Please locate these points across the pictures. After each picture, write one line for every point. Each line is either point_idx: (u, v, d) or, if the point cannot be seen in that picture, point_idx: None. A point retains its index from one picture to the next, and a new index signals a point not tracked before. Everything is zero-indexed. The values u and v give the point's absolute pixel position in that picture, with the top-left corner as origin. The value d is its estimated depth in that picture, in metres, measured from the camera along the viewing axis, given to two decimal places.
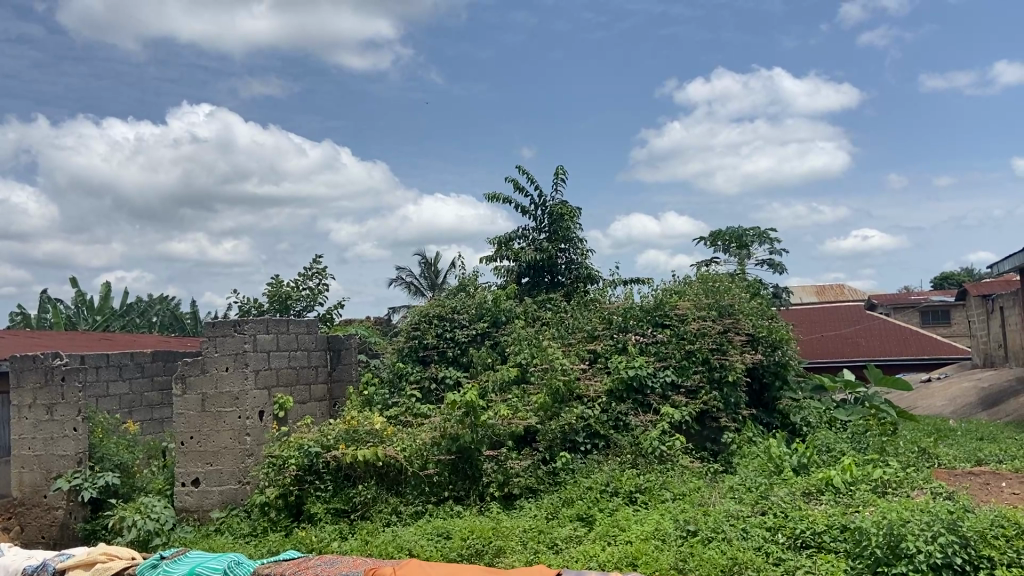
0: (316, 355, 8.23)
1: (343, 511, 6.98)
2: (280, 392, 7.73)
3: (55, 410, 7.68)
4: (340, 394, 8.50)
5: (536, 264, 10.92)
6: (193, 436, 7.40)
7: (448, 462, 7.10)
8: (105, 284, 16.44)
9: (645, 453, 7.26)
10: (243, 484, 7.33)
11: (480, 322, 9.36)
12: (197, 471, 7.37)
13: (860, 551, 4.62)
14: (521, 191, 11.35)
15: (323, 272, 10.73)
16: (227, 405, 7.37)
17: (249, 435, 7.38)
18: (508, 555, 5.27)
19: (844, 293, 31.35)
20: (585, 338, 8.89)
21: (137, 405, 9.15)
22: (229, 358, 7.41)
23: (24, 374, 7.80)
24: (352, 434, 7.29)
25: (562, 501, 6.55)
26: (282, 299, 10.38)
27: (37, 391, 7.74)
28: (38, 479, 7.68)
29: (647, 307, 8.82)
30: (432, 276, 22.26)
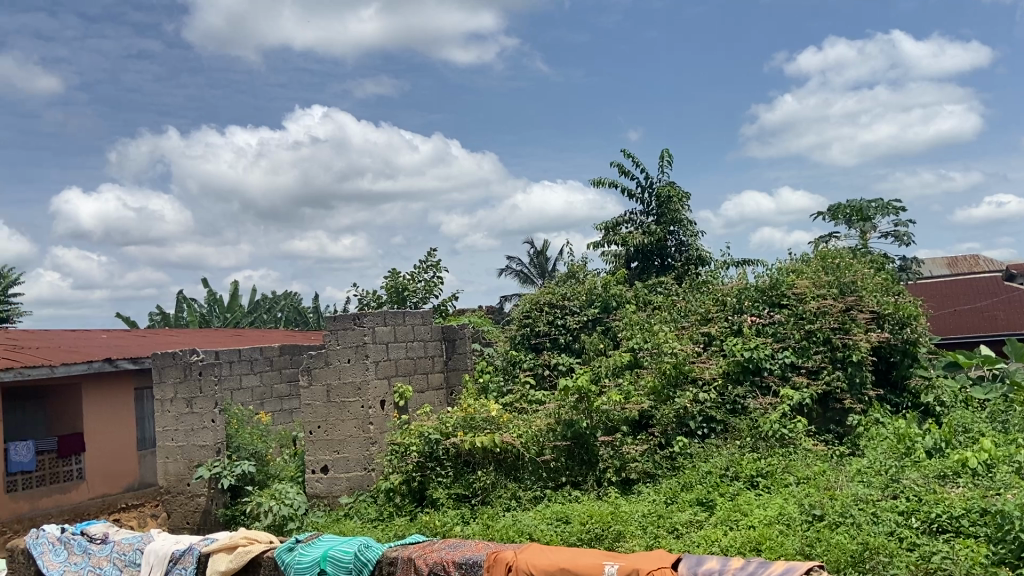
0: (432, 345, 8.43)
1: (465, 496, 7.13)
2: (399, 381, 7.98)
3: (194, 403, 8.25)
4: (456, 383, 8.69)
5: (645, 248, 10.81)
6: (320, 425, 7.80)
7: (564, 448, 7.17)
8: (234, 283, 17.43)
9: (763, 436, 7.09)
10: (369, 471, 7.61)
11: (591, 308, 9.38)
12: (325, 458, 7.75)
13: (1003, 537, 4.38)
14: (627, 175, 11.26)
15: (438, 264, 11.00)
16: (351, 395, 7.68)
17: (372, 423, 7.65)
18: (629, 540, 5.29)
19: (979, 264, 29.47)
20: (699, 320, 8.76)
21: (267, 397, 9.67)
22: (351, 350, 7.72)
23: (165, 370, 8.40)
24: (469, 422, 7.46)
25: (681, 485, 6.49)
26: (399, 291, 10.73)
27: (178, 385, 8.31)
28: (182, 468, 8.28)
29: (763, 288, 8.61)
30: (542, 263, 22.37)
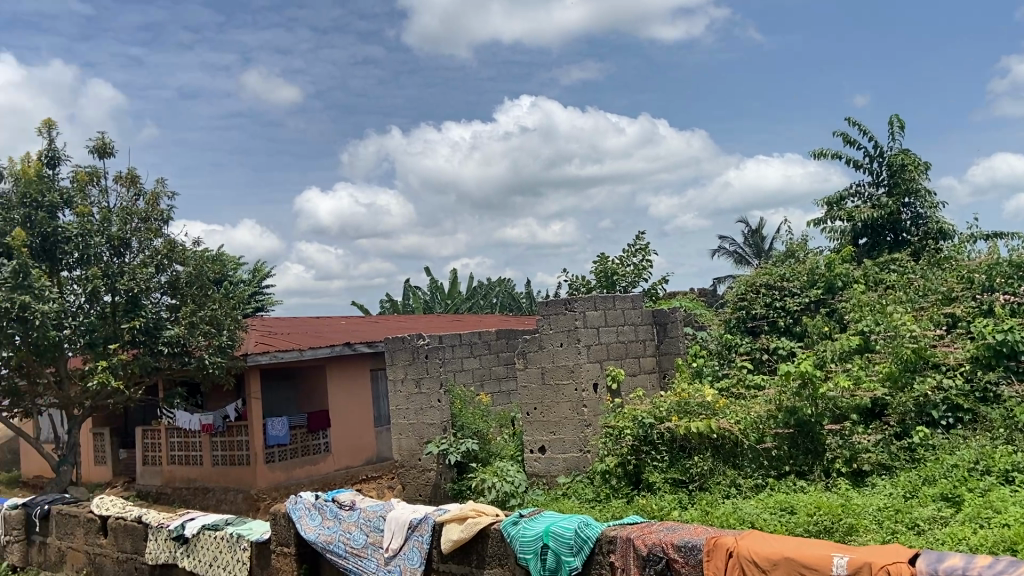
0: (643, 329, 8.42)
1: (682, 481, 7.06)
2: (612, 365, 8.06)
3: (422, 383, 8.91)
4: (668, 366, 8.60)
5: (875, 223, 10.08)
6: (536, 406, 8.10)
7: (788, 435, 6.89)
8: (453, 271, 18.44)
9: (1022, 427, 6.39)
10: (585, 452, 7.79)
11: (813, 289, 8.91)
12: (542, 439, 8.03)
13: None
14: (853, 144, 10.53)
15: (647, 247, 10.93)
16: (565, 377, 7.89)
17: (586, 406, 7.81)
18: (861, 534, 4.99)
19: None
20: (940, 300, 8.02)
21: (487, 378, 10.15)
22: (563, 334, 7.91)
23: (396, 353, 9.17)
24: (683, 407, 7.37)
25: (921, 479, 6.00)
26: (609, 275, 10.81)
27: (407, 367, 9.03)
28: (413, 444, 8.98)
29: (1018, 264, 7.76)
30: (758, 242, 21.46)
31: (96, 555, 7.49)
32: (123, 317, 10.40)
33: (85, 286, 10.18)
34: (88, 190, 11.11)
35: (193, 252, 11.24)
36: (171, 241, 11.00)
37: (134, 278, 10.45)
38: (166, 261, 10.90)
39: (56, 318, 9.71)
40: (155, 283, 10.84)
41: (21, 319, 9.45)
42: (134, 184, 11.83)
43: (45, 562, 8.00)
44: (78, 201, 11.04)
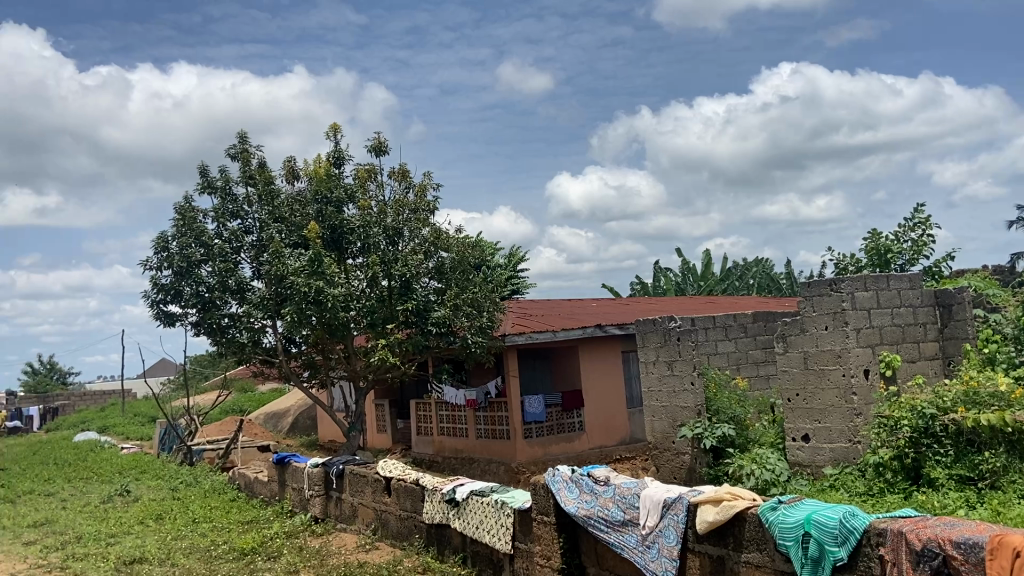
0: (922, 312, 7.83)
1: (971, 479, 6.26)
2: (885, 350, 7.54)
3: (674, 365, 9.13)
4: (954, 352, 7.89)
5: None
6: (799, 393, 7.78)
7: None
8: (706, 253, 18.18)
9: None
10: (855, 443, 7.33)
11: None
12: (806, 427, 7.70)
13: None
14: None
15: (926, 222, 9.98)
16: (831, 363, 7.48)
17: (856, 394, 7.35)
18: None
19: None
20: None
21: (744, 362, 9.86)
22: (828, 317, 7.50)
23: (648, 335, 9.53)
24: (972, 396, 6.60)
25: None
26: (881, 253, 10.03)
27: (659, 349, 9.34)
28: (667, 426, 9.20)
29: None
30: None
31: (381, 511, 8.43)
32: (398, 300, 11.46)
33: (367, 272, 11.40)
34: (367, 186, 12.46)
35: (457, 239, 12.11)
36: (437, 230, 11.96)
37: (407, 265, 11.48)
38: (434, 248, 11.86)
39: (344, 301, 10.98)
40: (424, 268, 11.81)
41: (317, 302, 10.79)
42: (405, 178, 12.99)
43: (341, 514, 9.13)
44: (360, 196, 12.37)
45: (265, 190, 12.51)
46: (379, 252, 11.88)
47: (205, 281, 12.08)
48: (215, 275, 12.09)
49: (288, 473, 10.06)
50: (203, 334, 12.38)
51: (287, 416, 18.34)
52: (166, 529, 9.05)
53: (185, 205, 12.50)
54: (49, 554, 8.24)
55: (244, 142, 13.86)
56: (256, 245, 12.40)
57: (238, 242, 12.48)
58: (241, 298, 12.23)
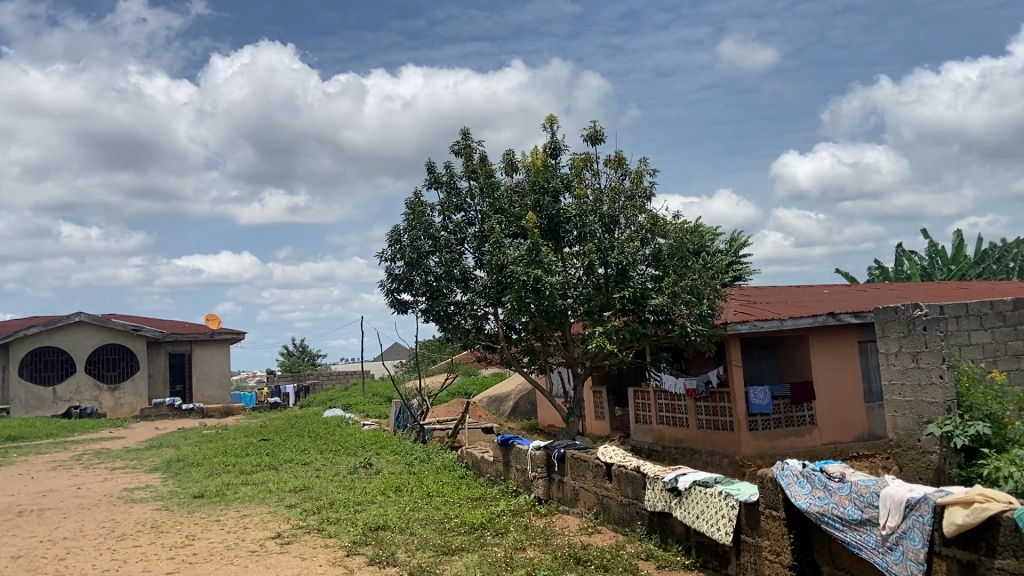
0: None
1: None
2: None
3: (919, 357, 8.39)
4: None
5: None
6: None
7: None
8: (956, 233, 16.53)
9: None
10: None
11: None
12: None
13: None
14: None
15: None
16: None
17: None
18: None
19: None
20: None
21: (1001, 354, 8.90)
22: None
23: (889, 324, 8.78)
24: None
25: None
26: None
27: (902, 340, 8.59)
28: (911, 422, 8.47)
29: None
30: None
31: (603, 496, 8.54)
32: (614, 288, 11.42)
33: (584, 260, 11.54)
34: (583, 174, 12.62)
35: (673, 224, 11.92)
36: (654, 216, 11.84)
37: (623, 252, 11.46)
38: (650, 235, 11.73)
39: (562, 288, 11.19)
40: (641, 255, 11.73)
41: (536, 290, 11.08)
42: (621, 165, 12.97)
43: (564, 497, 9.35)
44: (576, 184, 12.54)
45: (486, 183, 13.06)
46: (595, 239, 11.92)
47: (433, 271, 12.83)
48: (441, 265, 12.81)
49: (512, 455, 10.48)
50: (432, 321, 13.18)
51: (508, 400, 19.05)
52: (404, 500, 9.78)
53: (415, 200, 13.37)
54: (308, 516, 9.21)
55: (466, 138, 14.53)
56: (478, 236, 12.98)
57: (462, 233, 13.14)
58: (465, 286, 12.86)
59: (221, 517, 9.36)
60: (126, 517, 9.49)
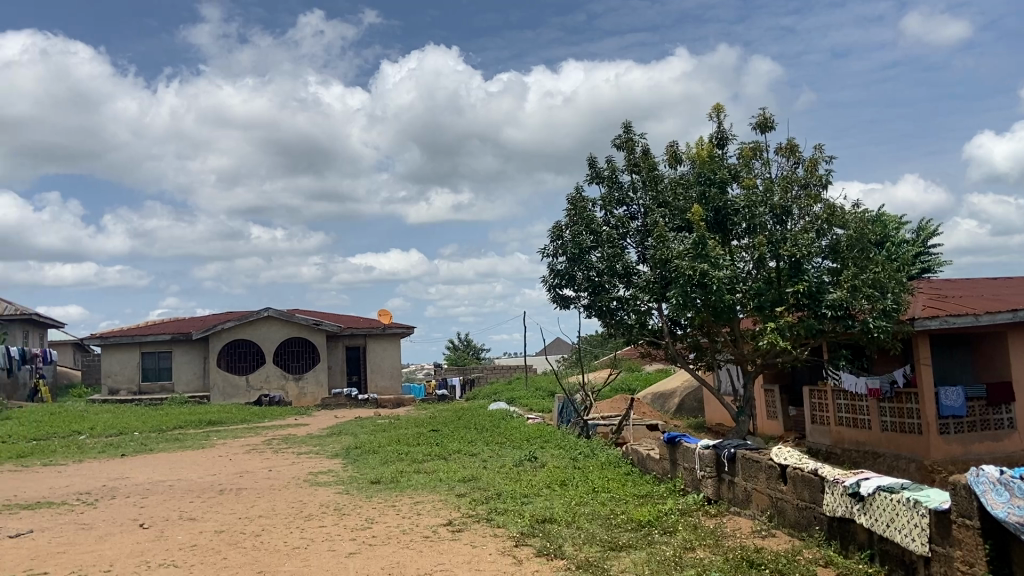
0: None
1: None
2: None
3: None
4: None
5: None
6: None
7: None
8: None
9: None
10: None
11: None
12: None
13: None
14: None
15: None
16: None
17: None
18: None
19: None
20: None
21: None
22: None
23: None
24: None
25: None
26: None
27: None
28: None
29: None
30: None
31: (777, 499, 8.17)
32: (787, 282, 10.95)
33: (753, 253, 11.09)
34: (752, 164, 12.15)
35: (852, 214, 11.24)
36: (830, 206, 11.20)
37: (797, 244, 10.90)
38: (827, 226, 11.19)
39: (730, 283, 10.74)
40: (817, 247, 11.12)
41: (702, 285, 10.77)
42: (794, 153, 12.37)
43: (735, 498, 9.05)
44: (745, 175, 12.09)
45: (649, 176, 12.86)
46: (766, 231, 11.42)
47: (596, 266, 12.78)
48: (604, 260, 12.76)
49: (679, 452, 10.26)
50: (594, 316, 13.15)
51: (674, 397, 18.69)
52: (570, 494, 9.82)
53: (576, 196, 13.38)
54: (478, 506, 9.45)
55: (629, 131, 14.38)
56: (641, 230, 12.80)
57: (625, 228, 13.01)
58: (628, 281, 12.71)
59: (396, 503, 9.80)
60: (312, 499, 10.14)
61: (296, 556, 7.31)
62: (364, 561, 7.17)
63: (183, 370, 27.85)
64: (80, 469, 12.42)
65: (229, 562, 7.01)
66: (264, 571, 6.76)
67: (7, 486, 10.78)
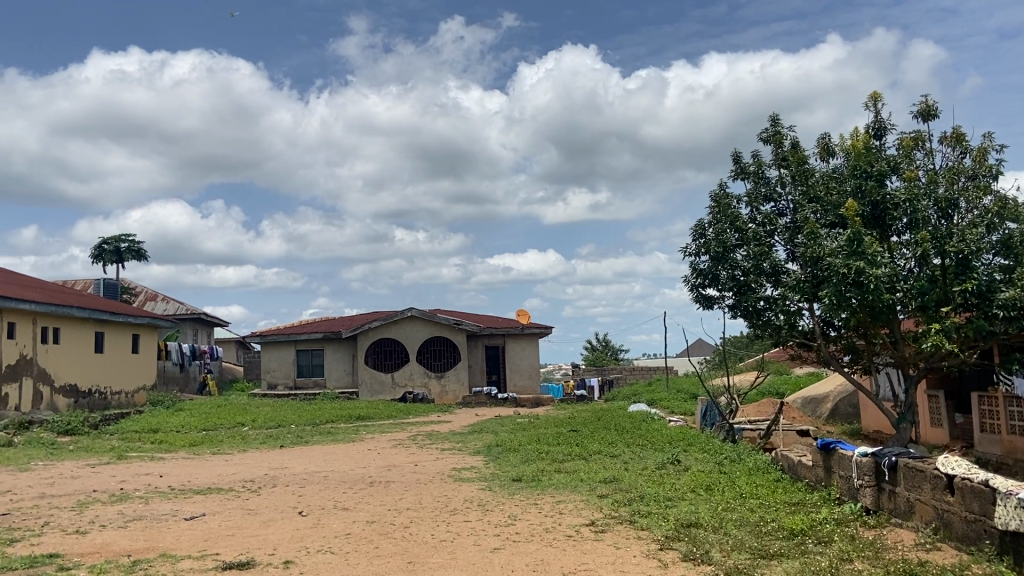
0: None
1: None
2: None
3: None
4: None
5: None
6: None
7: None
8: None
9: None
10: None
11: None
12: None
13: None
14: None
15: None
16: None
17: None
18: None
19: None
20: None
21: None
22: None
23: None
24: None
25: None
26: None
27: None
28: None
29: None
30: None
31: (943, 511, 7.58)
32: (953, 280, 10.15)
33: (915, 250, 10.37)
34: (913, 155, 11.37)
35: None
36: (1003, 198, 10.31)
37: (965, 240, 10.08)
38: (998, 220, 10.20)
39: (889, 282, 10.09)
40: (987, 243, 10.25)
41: (858, 284, 10.17)
42: (961, 142, 11.47)
43: (896, 509, 8.48)
44: (905, 167, 11.33)
45: (799, 171, 12.30)
46: (929, 226, 10.64)
47: (741, 265, 12.34)
48: (750, 258, 12.30)
49: (834, 460, 9.72)
50: (740, 317, 12.70)
51: (826, 402, 17.82)
52: (716, 500, 9.53)
53: (720, 192, 12.99)
54: (621, 507, 9.35)
55: (776, 124, 13.81)
56: (790, 227, 12.26)
57: (773, 225, 12.50)
58: (776, 280, 12.20)
59: (538, 501, 9.85)
60: (456, 494, 10.37)
61: (444, 548, 7.48)
62: (509, 557, 7.24)
63: (334, 367, 29.26)
64: (244, 458, 13.31)
65: (381, 550, 7.28)
66: (413, 561, 6.97)
67: (181, 472, 11.68)
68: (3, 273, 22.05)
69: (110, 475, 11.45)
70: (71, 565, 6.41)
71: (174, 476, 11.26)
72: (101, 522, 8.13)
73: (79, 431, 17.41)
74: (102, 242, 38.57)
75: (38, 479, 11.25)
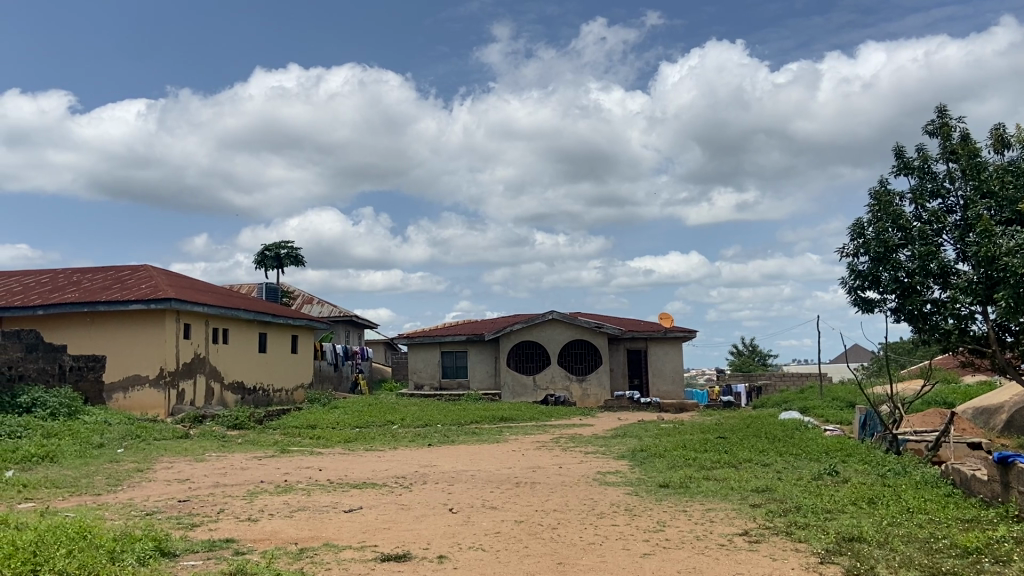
0: None
1: None
2: None
3: None
4: None
5: None
6: None
7: None
8: None
9: None
10: None
11: None
12: None
13: None
14: None
15: None
16: None
17: None
18: None
19: None
20: None
21: None
22: None
23: None
24: None
25: None
26: None
27: None
28: None
29: None
30: None
31: None
32: None
33: None
34: None
35: None
36: None
37: None
38: None
39: None
40: None
41: None
42: None
43: None
44: None
45: (970, 164, 11.38)
46: None
47: (905, 266, 11.57)
48: (915, 259, 11.50)
49: (1013, 475, 8.88)
50: (903, 321, 11.90)
51: (1001, 413, 16.39)
52: (880, 513, 8.95)
53: (881, 189, 12.24)
54: (775, 518, 8.97)
55: (944, 115, 12.86)
56: (961, 225, 11.37)
57: (941, 223, 11.62)
58: (945, 282, 11.33)
59: (687, 508, 9.61)
60: (602, 498, 10.31)
61: (592, 551, 7.43)
62: (659, 563, 7.10)
63: (478, 369, 29.88)
64: (397, 455, 13.80)
65: (531, 550, 7.34)
66: (563, 562, 6.98)
67: (338, 466, 12.26)
68: (180, 278, 24.04)
69: (276, 468, 12.20)
70: (244, 550, 6.86)
71: (333, 470, 11.83)
72: (270, 512, 8.65)
73: (246, 425, 18.66)
74: (264, 250, 41.33)
75: (212, 469, 12.15)
